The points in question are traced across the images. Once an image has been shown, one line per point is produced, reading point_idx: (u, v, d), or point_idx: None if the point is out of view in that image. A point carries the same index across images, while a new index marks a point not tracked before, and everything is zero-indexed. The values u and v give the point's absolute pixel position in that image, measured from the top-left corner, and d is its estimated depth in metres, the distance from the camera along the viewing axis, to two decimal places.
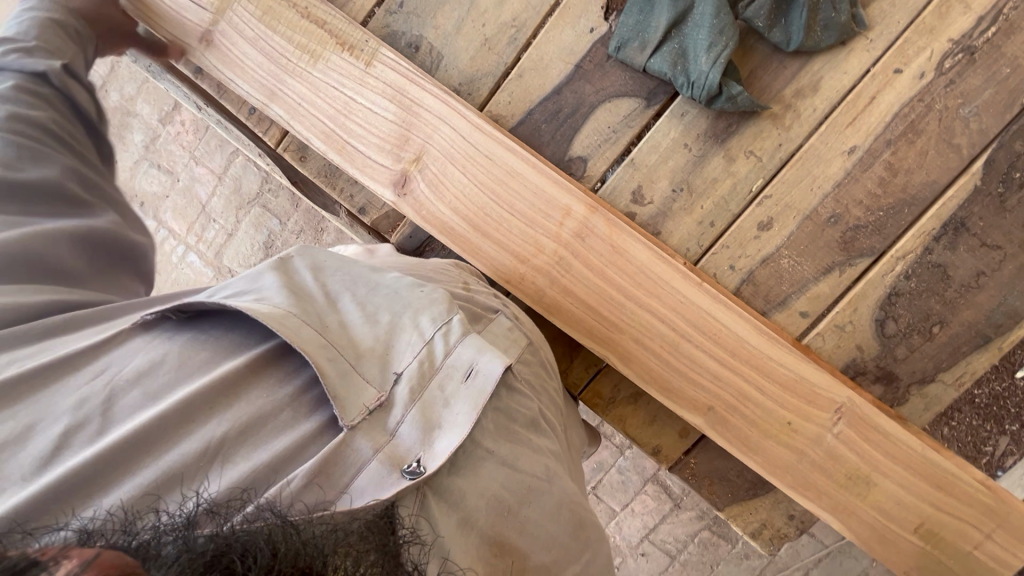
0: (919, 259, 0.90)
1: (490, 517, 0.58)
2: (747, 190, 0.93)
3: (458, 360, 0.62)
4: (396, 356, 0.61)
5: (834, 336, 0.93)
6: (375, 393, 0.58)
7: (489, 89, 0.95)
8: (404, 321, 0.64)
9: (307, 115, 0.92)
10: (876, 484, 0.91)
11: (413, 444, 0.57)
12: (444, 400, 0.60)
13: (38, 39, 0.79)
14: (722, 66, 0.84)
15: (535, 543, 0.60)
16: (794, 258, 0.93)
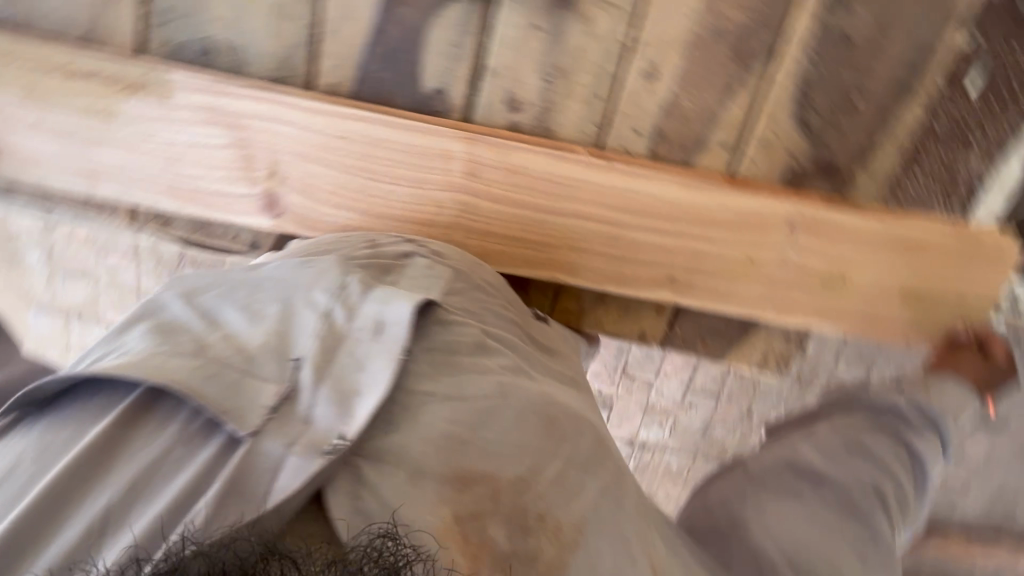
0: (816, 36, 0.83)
1: (441, 458, 0.51)
2: (618, 45, 0.83)
3: (365, 320, 0.57)
4: (294, 342, 0.56)
5: (762, 155, 0.89)
6: (277, 387, 0.52)
7: (309, 61, 0.83)
8: (294, 306, 0.59)
9: (138, 180, 0.83)
10: (851, 276, 0.90)
11: (330, 422, 0.50)
12: (357, 361, 0.55)
13: None
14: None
15: (498, 461, 0.52)
16: (694, 94, 0.86)
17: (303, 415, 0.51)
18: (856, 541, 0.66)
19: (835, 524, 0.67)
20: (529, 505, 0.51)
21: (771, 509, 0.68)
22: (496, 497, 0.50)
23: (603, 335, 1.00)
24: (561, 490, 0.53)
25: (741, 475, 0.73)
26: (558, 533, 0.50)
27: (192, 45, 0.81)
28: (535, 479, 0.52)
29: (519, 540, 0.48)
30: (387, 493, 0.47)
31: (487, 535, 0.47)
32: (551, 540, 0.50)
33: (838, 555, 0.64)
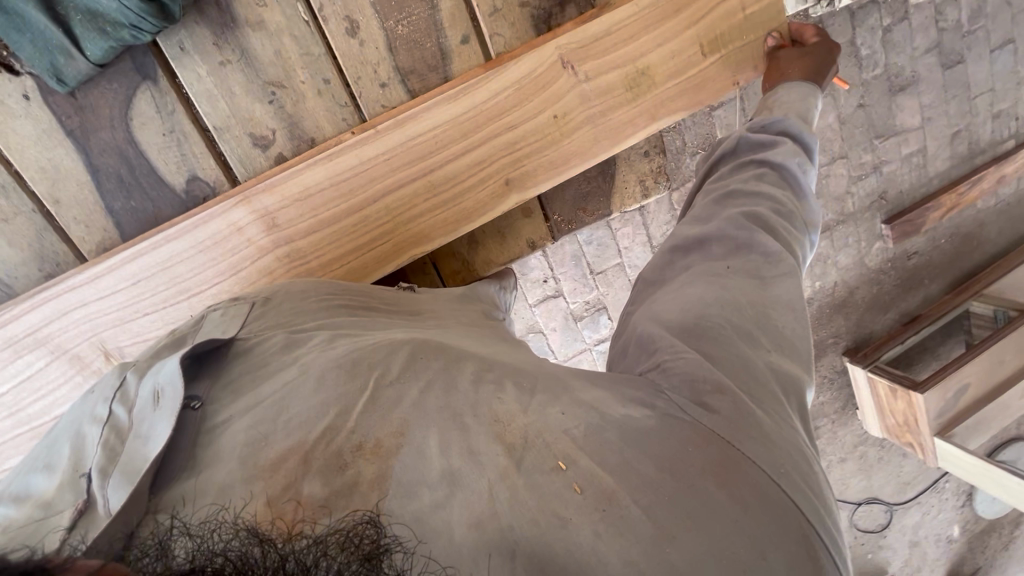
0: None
1: (247, 463, 0.39)
2: (303, 24, 0.80)
3: (142, 396, 0.46)
4: (74, 464, 0.44)
5: (501, 23, 0.86)
6: (73, 508, 0.39)
7: (61, 239, 0.80)
8: (81, 430, 0.47)
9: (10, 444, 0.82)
10: (650, 66, 0.89)
11: (120, 499, 0.38)
12: (141, 434, 0.43)
13: None
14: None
15: (299, 429, 0.41)
16: (401, 15, 0.82)
17: (99, 513, 0.38)
18: (752, 271, 0.59)
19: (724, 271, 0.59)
20: (343, 444, 0.40)
21: (659, 297, 0.61)
22: (307, 458, 0.39)
23: (502, 268, 0.99)
24: (375, 410, 0.42)
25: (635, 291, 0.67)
26: (379, 450, 0.40)
27: None
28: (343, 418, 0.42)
29: (335, 479, 0.38)
30: (198, 510, 0.37)
31: (302, 493, 0.37)
32: (372, 460, 0.40)
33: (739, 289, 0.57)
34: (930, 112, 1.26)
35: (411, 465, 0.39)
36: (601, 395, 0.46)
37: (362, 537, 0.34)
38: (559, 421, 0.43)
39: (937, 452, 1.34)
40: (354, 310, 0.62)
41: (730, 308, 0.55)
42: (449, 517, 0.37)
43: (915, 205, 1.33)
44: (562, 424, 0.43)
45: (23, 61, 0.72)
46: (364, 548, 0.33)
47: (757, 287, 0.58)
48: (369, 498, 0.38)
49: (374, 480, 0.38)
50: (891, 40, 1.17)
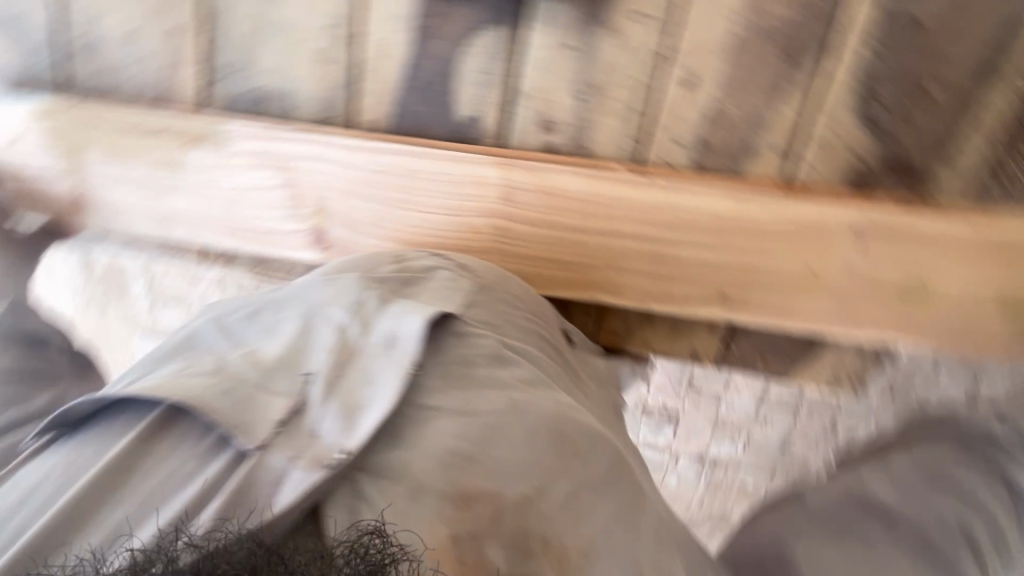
0: (876, 21, 0.75)
1: (436, 475, 0.45)
2: (654, 55, 0.80)
3: (377, 336, 0.53)
4: (304, 357, 0.52)
5: (818, 156, 0.82)
6: (287, 401, 0.48)
7: (350, 100, 0.87)
8: (314, 320, 0.55)
9: (207, 223, 0.90)
10: (935, 286, 0.81)
11: (333, 435, 0.46)
12: (367, 376, 0.50)
13: None
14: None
15: (509, 476, 0.46)
16: (738, 98, 0.81)
17: (308, 429, 0.46)
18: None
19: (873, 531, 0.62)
20: (519, 525, 0.44)
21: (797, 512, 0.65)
22: (497, 516, 0.44)
23: (654, 355, 0.96)
24: (569, 511, 0.47)
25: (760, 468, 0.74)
26: (561, 556, 0.45)
27: (244, 94, 0.87)
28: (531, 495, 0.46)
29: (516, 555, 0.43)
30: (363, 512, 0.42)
31: (484, 554, 0.42)
32: (551, 563, 0.44)
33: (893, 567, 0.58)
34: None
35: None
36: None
37: (368, 547, 0.38)
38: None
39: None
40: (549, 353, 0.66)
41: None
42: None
43: None
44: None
45: None
46: (371, 559, 0.38)
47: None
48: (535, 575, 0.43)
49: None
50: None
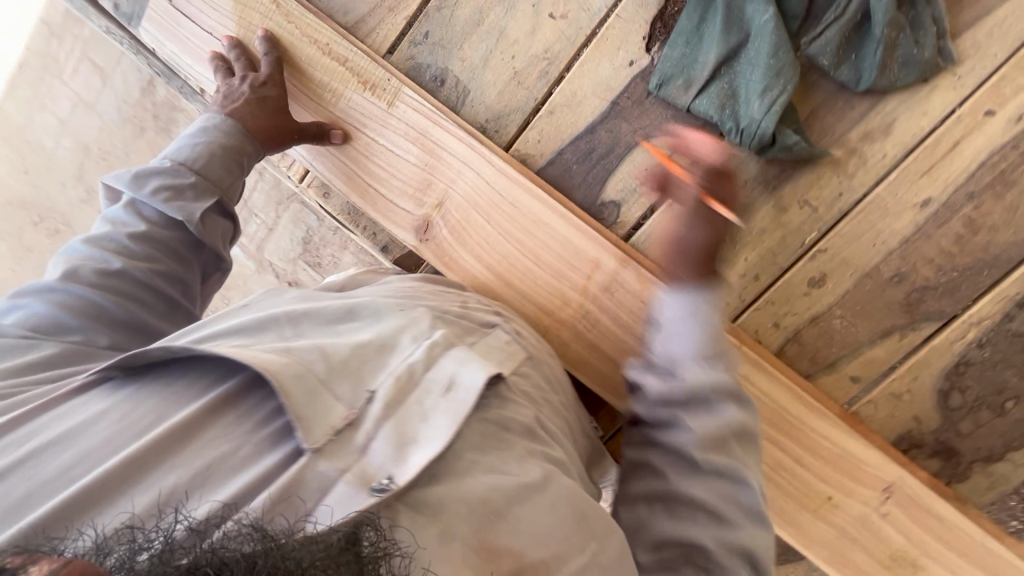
0: (995, 325, 0.80)
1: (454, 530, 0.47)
2: (799, 243, 0.84)
3: (439, 378, 0.57)
4: (371, 374, 0.56)
5: (886, 403, 0.85)
6: (345, 411, 0.51)
7: (517, 126, 0.88)
8: (383, 340, 0.60)
9: (330, 157, 0.89)
10: (925, 569, 0.83)
11: (379, 459, 0.49)
12: (423, 412, 0.53)
13: (196, 171, 0.71)
14: (777, 112, 0.72)
15: (508, 539, 0.49)
16: (848, 319, 0.84)
17: (352, 446, 0.49)
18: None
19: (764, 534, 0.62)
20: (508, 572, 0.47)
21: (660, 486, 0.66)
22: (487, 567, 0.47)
23: None
24: None
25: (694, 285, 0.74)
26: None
27: (430, 69, 0.88)
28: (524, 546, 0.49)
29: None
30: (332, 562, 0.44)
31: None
32: None
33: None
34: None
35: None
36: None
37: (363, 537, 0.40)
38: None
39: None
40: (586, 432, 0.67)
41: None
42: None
43: None
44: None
45: (666, 50, 0.80)
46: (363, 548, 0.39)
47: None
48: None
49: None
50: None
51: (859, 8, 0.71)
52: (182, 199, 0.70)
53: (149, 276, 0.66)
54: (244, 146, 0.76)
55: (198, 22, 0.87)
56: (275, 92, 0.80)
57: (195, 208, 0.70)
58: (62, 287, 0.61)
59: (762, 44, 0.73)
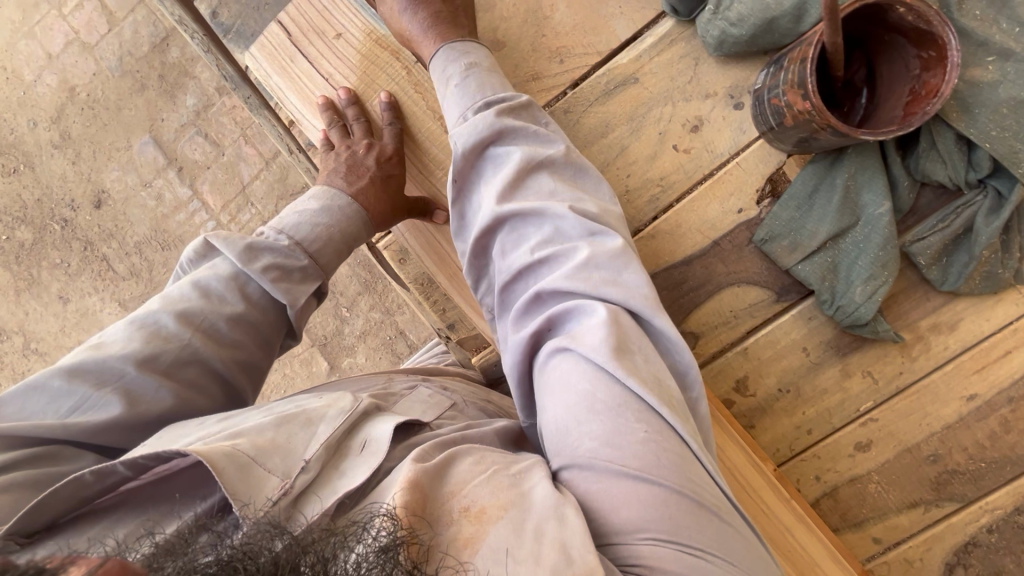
0: (1007, 518, 0.88)
1: (389, 487, 0.50)
2: (854, 408, 0.89)
3: (355, 440, 0.58)
4: (299, 445, 0.55)
5: (900, 567, 0.91)
6: (277, 482, 0.52)
7: None
8: (303, 412, 0.58)
9: (425, 231, 0.85)
10: None
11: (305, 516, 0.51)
12: (341, 471, 0.55)
13: (312, 256, 0.69)
14: (876, 301, 0.79)
15: (452, 474, 0.50)
16: (883, 484, 0.90)
17: (291, 513, 0.51)
18: (724, 516, 0.50)
19: (693, 460, 0.51)
20: (454, 504, 0.48)
21: (554, 429, 0.54)
22: (426, 501, 0.48)
23: None
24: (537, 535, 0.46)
25: (562, 153, 0.68)
26: (481, 516, 0.47)
27: None
28: (462, 484, 0.49)
29: (442, 530, 0.46)
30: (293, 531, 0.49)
31: (428, 534, 0.46)
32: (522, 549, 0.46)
33: (683, 511, 0.48)
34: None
35: (503, 542, 0.45)
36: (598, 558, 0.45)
37: (381, 530, 0.43)
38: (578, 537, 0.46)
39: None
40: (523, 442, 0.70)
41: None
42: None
43: None
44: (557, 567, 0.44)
45: (778, 209, 0.83)
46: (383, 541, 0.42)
47: (721, 545, 0.48)
48: (462, 552, 0.45)
49: (470, 540, 0.46)
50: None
51: (965, 222, 0.78)
52: (288, 281, 0.67)
53: (226, 365, 0.63)
54: (359, 231, 0.74)
55: (316, 66, 0.82)
56: (400, 172, 0.77)
57: (298, 292, 0.67)
58: (135, 375, 0.56)
59: (873, 233, 0.79)
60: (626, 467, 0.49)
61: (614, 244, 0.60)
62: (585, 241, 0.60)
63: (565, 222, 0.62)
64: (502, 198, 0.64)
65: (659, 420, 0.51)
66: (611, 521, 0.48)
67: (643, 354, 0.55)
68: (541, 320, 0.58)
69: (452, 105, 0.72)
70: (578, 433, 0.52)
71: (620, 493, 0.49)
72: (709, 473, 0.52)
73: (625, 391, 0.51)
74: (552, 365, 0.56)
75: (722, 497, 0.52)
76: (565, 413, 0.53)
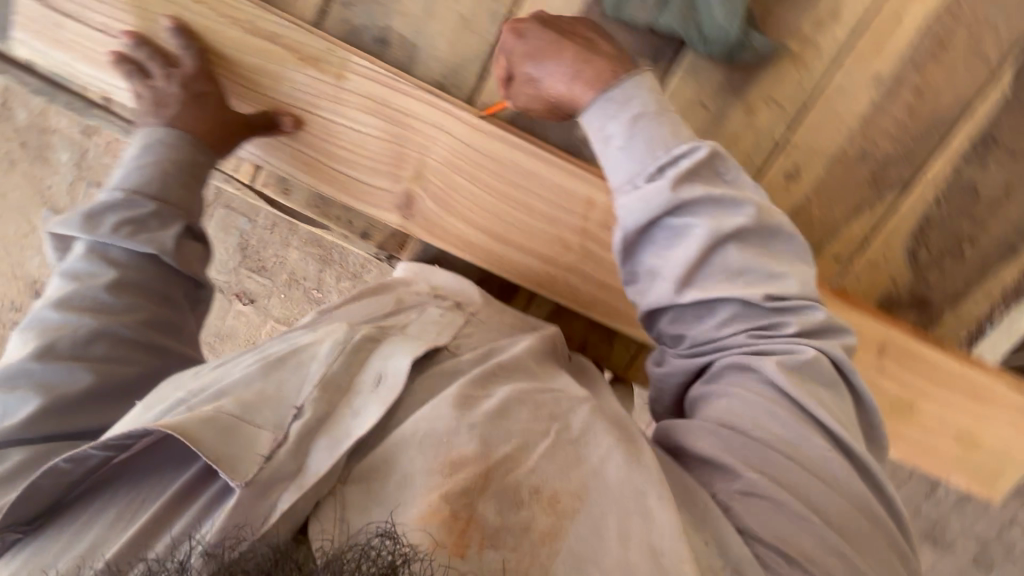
0: (935, 174, 0.88)
1: (436, 455, 0.58)
2: (770, 142, 0.86)
3: (364, 374, 0.63)
4: (293, 392, 0.60)
5: (867, 273, 0.93)
6: (271, 436, 0.56)
7: (476, 77, 0.83)
8: (298, 360, 0.63)
9: (283, 148, 0.81)
10: (918, 406, 0.96)
11: (322, 468, 0.55)
12: (353, 410, 0.60)
13: (158, 199, 0.67)
14: (740, 15, 0.76)
15: (477, 442, 0.59)
16: (825, 203, 0.89)
17: (304, 471, 0.56)
18: (855, 516, 0.60)
19: (837, 486, 0.61)
20: (523, 484, 0.59)
21: (707, 417, 0.67)
22: (489, 474, 0.58)
23: None
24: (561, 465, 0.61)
25: (751, 216, 0.68)
26: (554, 504, 0.59)
27: (371, 29, 0.81)
28: (529, 458, 0.61)
29: (510, 513, 0.57)
30: (328, 522, 0.54)
31: (477, 512, 0.55)
32: (547, 512, 0.58)
33: (817, 479, 0.60)
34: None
35: (584, 538, 0.57)
36: (716, 530, 0.59)
37: (383, 547, 0.47)
38: (663, 541, 0.56)
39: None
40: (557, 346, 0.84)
41: (818, 543, 0.57)
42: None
43: None
44: (658, 539, 0.57)
45: None
46: (386, 559, 0.46)
47: (850, 505, 0.60)
48: (541, 551, 0.56)
49: (546, 535, 0.57)
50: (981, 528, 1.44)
51: None
52: (146, 231, 0.66)
53: (131, 329, 0.63)
54: (190, 155, 0.70)
55: (85, 22, 0.75)
56: (215, 88, 0.73)
57: (162, 238, 0.66)
58: (39, 368, 0.59)
59: None
60: (743, 431, 0.63)
61: (818, 317, 0.67)
62: (789, 317, 0.67)
63: (729, 283, 0.67)
64: (681, 280, 0.68)
65: (846, 446, 0.62)
66: (798, 542, 0.57)
67: (807, 330, 0.67)
68: (740, 372, 0.66)
69: (618, 166, 0.71)
70: (763, 440, 0.62)
71: (767, 445, 0.62)
72: (819, 400, 0.64)
73: (774, 363, 0.64)
74: (733, 384, 0.66)
75: (849, 405, 0.67)
76: (742, 391, 0.65)
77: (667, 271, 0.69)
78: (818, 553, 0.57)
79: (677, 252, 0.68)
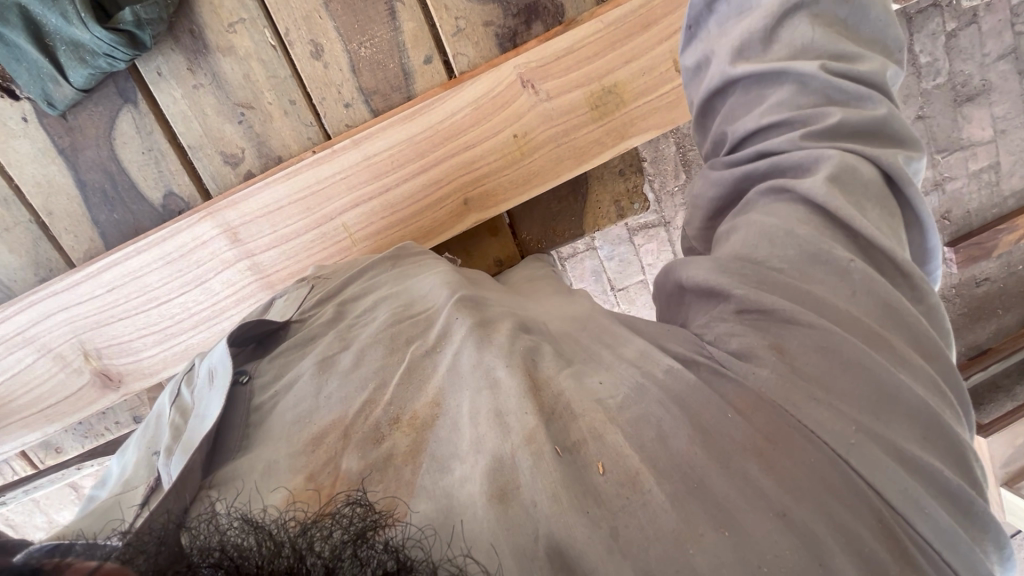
0: None
1: (292, 439, 0.46)
2: (271, 48, 0.83)
3: (199, 376, 0.58)
4: (158, 439, 0.56)
5: (468, 45, 0.86)
6: (146, 483, 0.50)
7: (55, 247, 0.87)
8: (164, 405, 0.62)
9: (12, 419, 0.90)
10: (617, 81, 0.85)
11: (179, 466, 0.46)
12: (204, 401, 0.54)
13: None
14: (89, 17, 0.73)
15: (340, 406, 0.47)
16: (364, 38, 0.84)
17: (163, 485, 0.47)
18: (877, 338, 0.42)
19: (864, 281, 0.44)
20: (381, 417, 0.45)
21: (722, 254, 0.50)
22: (346, 432, 0.45)
23: None
24: (410, 383, 0.48)
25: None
26: (414, 423, 0.44)
27: None
28: (384, 391, 0.48)
29: (371, 452, 0.43)
30: (255, 484, 0.43)
31: (340, 467, 0.42)
32: (406, 432, 0.44)
33: (814, 279, 0.44)
34: (1004, 125, 1.19)
35: (446, 440, 0.43)
36: (647, 346, 0.47)
37: (350, 517, 0.37)
38: (596, 388, 0.44)
39: (1004, 505, 1.28)
40: (398, 256, 0.74)
41: (831, 367, 0.41)
42: (472, 489, 0.39)
43: (986, 226, 1.25)
44: (632, 375, 0.44)
45: (21, 88, 0.80)
46: (355, 526, 0.36)
47: (863, 345, 0.41)
48: (404, 471, 0.41)
49: (408, 453, 0.42)
50: (957, 46, 1.13)
51: None
52: None
53: None
54: None
55: None
56: None
57: None
58: None
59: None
60: (756, 260, 0.47)
61: (866, 61, 0.52)
62: (853, 76, 0.51)
63: (801, 30, 0.53)
64: (732, 58, 0.55)
65: (891, 209, 0.48)
66: (785, 324, 0.43)
67: (855, 89, 0.50)
68: (781, 97, 0.52)
69: None
70: (795, 165, 0.49)
71: (774, 248, 0.46)
72: (860, 210, 0.46)
73: (824, 178, 0.46)
74: (762, 209, 0.49)
75: (902, 228, 0.48)
76: (772, 161, 0.50)
77: (721, 45, 0.57)
78: (830, 376, 0.41)
79: (738, 23, 0.55)
